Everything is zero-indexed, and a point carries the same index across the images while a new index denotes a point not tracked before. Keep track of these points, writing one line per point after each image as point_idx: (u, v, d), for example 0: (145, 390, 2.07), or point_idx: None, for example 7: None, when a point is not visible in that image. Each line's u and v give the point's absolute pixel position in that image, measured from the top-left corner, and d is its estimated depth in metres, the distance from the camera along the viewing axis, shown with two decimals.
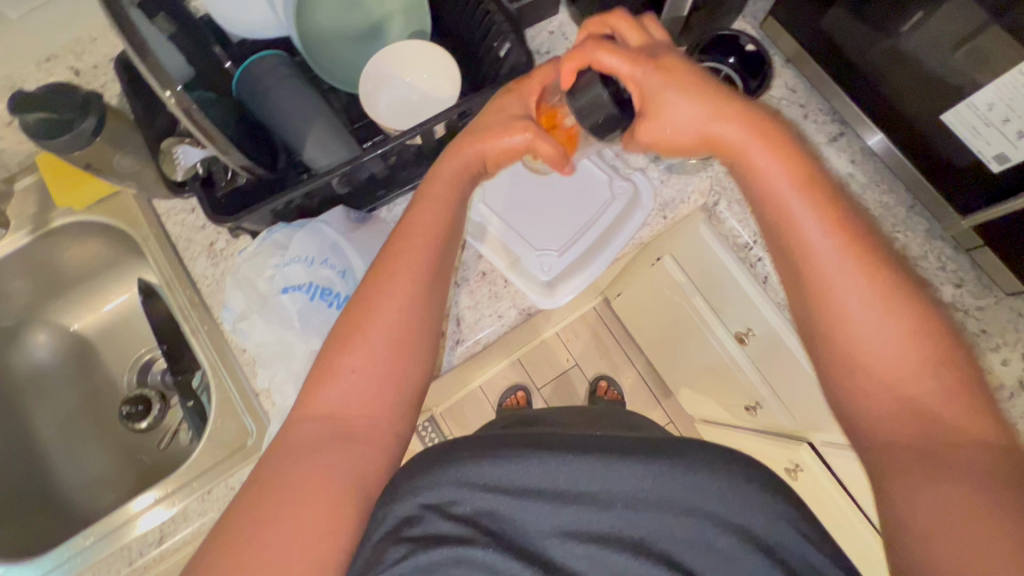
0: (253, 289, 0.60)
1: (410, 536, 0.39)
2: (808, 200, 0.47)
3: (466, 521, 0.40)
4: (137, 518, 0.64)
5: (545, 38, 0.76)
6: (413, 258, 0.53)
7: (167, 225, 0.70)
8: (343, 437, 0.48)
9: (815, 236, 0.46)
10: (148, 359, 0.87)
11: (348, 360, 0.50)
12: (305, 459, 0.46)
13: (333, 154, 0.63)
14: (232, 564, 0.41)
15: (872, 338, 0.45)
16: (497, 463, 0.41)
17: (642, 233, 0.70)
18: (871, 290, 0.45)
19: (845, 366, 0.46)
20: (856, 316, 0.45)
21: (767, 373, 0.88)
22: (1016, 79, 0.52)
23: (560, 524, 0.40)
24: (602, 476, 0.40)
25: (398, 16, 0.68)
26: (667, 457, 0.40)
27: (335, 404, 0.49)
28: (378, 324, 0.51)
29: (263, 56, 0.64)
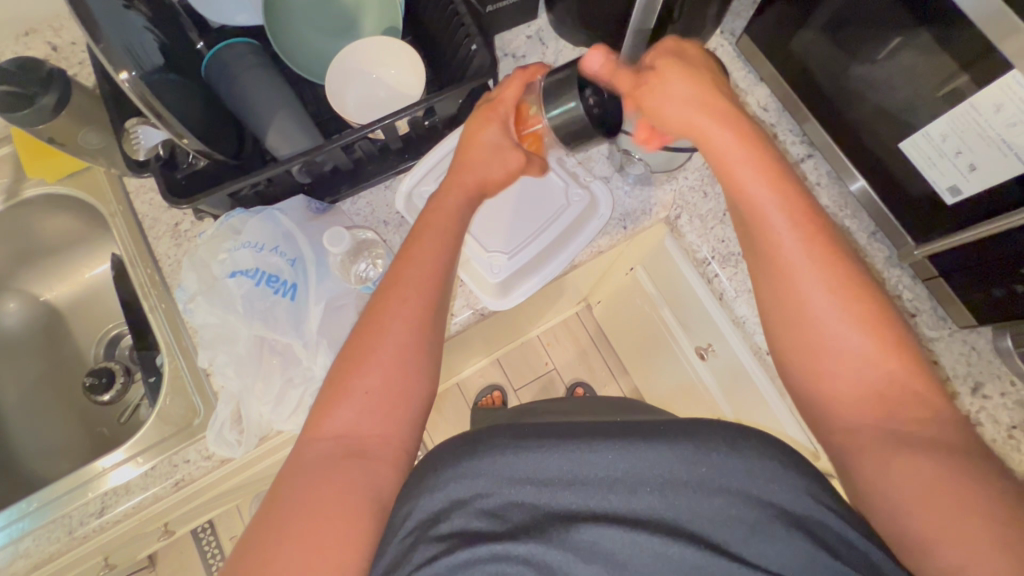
0: (206, 271, 0.61)
1: (440, 535, 0.41)
2: (804, 240, 0.49)
3: (491, 515, 0.42)
4: (106, 473, 0.65)
5: (522, 42, 0.77)
6: (425, 269, 0.54)
7: (135, 203, 0.71)
8: (356, 454, 0.48)
9: (803, 277, 0.49)
10: (115, 334, 0.89)
11: (360, 380, 0.50)
12: (325, 474, 0.47)
13: (295, 144, 0.64)
14: (261, 563, 0.42)
15: (862, 376, 0.47)
16: (518, 457, 0.43)
17: (600, 241, 0.71)
18: (862, 321, 0.47)
19: (831, 401, 0.48)
20: (850, 355, 0.47)
21: (726, 390, 0.88)
22: (968, 111, 0.52)
23: (564, 519, 0.41)
24: (575, 476, 0.42)
25: (374, 14, 0.70)
26: (622, 463, 0.42)
27: (348, 424, 0.49)
28: (388, 337, 0.51)
29: (233, 42, 0.65)
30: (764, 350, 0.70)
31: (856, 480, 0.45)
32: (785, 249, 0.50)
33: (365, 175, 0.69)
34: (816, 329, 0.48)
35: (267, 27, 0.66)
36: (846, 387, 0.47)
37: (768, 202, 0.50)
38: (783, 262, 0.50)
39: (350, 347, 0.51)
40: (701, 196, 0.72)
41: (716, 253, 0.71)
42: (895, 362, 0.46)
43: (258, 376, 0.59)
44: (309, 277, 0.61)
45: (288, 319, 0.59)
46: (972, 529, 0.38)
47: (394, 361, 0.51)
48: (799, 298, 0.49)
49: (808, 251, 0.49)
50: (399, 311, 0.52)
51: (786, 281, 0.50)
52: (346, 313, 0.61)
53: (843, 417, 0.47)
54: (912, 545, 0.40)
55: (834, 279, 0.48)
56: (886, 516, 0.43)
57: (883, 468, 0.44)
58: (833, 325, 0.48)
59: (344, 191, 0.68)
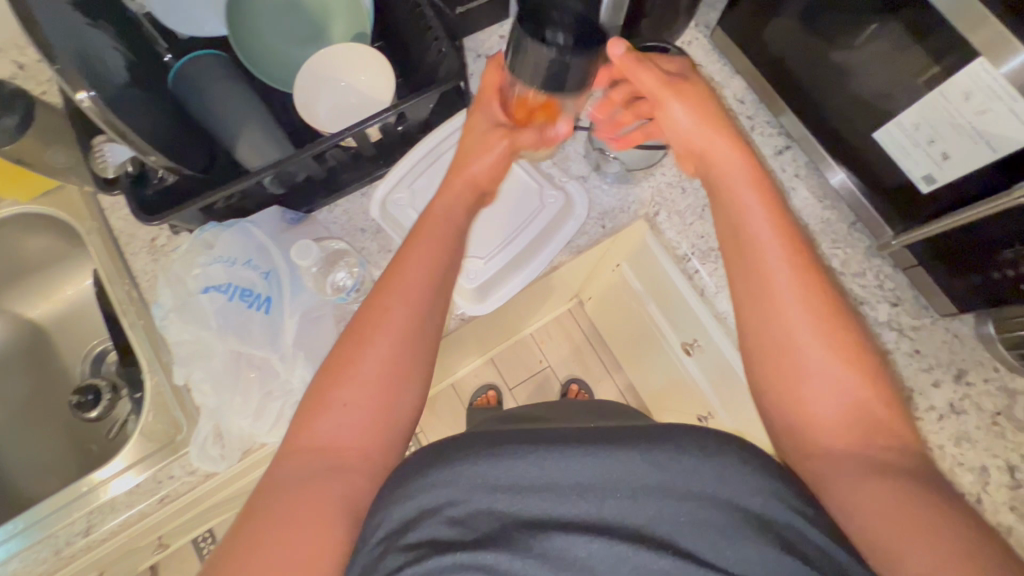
0: (181, 285, 0.61)
1: (409, 544, 0.40)
2: (790, 267, 0.50)
3: (461, 523, 0.41)
4: (105, 484, 0.64)
5: (495, 41, 0.76)
6: (413, 278, 0.52)
7: (111, 220, 0.71)
8: (335, 468, 0.47)
9: (785, 299, 0.49)
10: (100, 350, 0.89)
11: (340, 392, 0.49)
12: (302, 485, 0.46)
13: (265, 156, 0.64)
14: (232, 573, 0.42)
15: (836, 389, 0.47)
16: (491, 464, 0.42)
17: (579, 241, 0.71)
18: (837, 336, 0.48)
19: (802, 413, 0.48)
20: (825, 374, 0.48)
21: (714, 384, 0.87)
22: (937, 101, 0.51)
23: (535, 524, 0.40)
24: (546, 479, 0.42)
25: (342, 20, 0.70)
26: (596, 464, 0.42)
27: (326, 437, 0.48)
28: (373, 352, 0.50)
29: (199, 55, 0.64)
30: None
31: (825, 486, 0.45)
32: (771, 274, 0.50)
33: (340, 184, 0.68)
34: (794, 345, 0.49)
35: (233, 41, 0.67)
36: (823, 394, 0.47)
37: (759, 224, 0.52)
38: (768, 283, 0.50)
39: (337, 353, 0.51)
40: (680, 192, 0.71)
41: (695, 250, 0.71)
42: (864, 387, 0.47)
43: (235, 392, 0.59)
44: (283, 290, 0.61)
45: (263, 333, 0.59)
46: (933, 535, 0.39)
47: (375, 374, 0.49)
48: (782, 316, 0.49)
49: (797, 277, 0.50)
50: (385, 323, 0.51)
51: (771, 299, 0.50)
52: (322, 324, 0.62)
53: (814, 427, 0.48)
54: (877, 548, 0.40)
55: (816, 301, 0.49)
56: (854, 515, 0.43)
57: (854, 478, 0.44)
58: (810, 335, 0.48)
59: (320, 201, 0.68)
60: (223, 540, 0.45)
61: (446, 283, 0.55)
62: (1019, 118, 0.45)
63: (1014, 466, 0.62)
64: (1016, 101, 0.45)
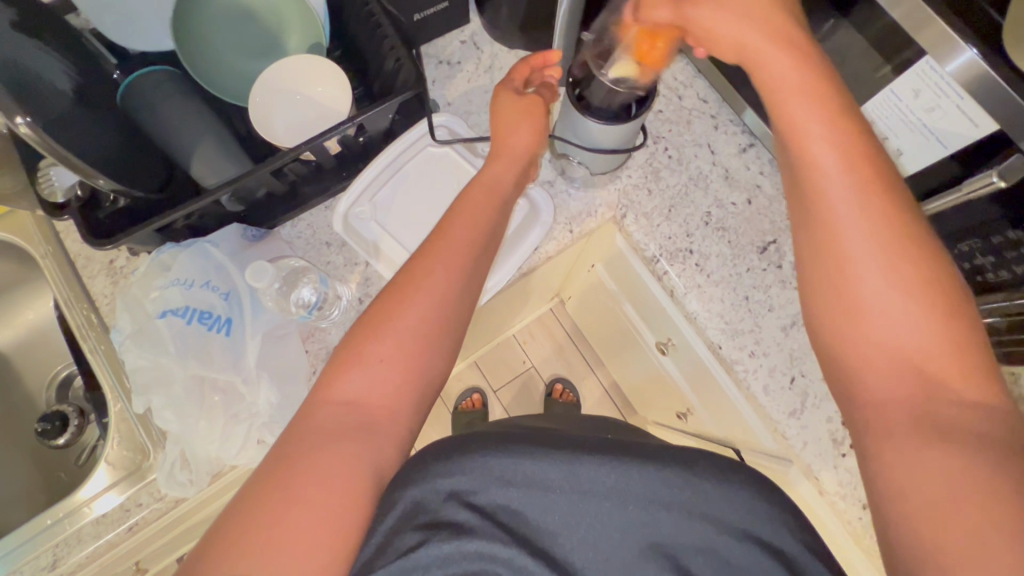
0: (138, 309, 0.59)
1: (423, 525, 0.40)
2: (862, 196, 0.43)
3: (481, 512, 0.41)
4: (90, 502, 0.63)
5: (457, 47, 0.75)
6: (452, 252, 0.52)
7: (66, 243, 0.69)
8: (362, 428, 0.46)
9: (851, 231, 0.43)
10: (66, 374, 0.87)
11: (377, 348, 0.48)
12: (334, 442, 0.45)
13: (222, 173, 0.62)
14: (253, 531, 0.40)
15: (908, 327, 0.41)
16: (509, 457, 0.42)
17: (547, 246, 0.71)
18: (905, 264, 0.42)
19: (861, 353, 0.44)
20: (894, 314, 0.42)
21: (690, 382, 0.88)
22: (888, 99, 0.52)
23: (548, 518, 0.42)
24: (562, 471, 0.42)
25: (297, 31, 0.68)
26: (597, 462, 0.42)
27: (361, 392, 0.47)
28: (411, 317, 0.49)
29: (149, 71, 0.62)
30: (717, 345, 0.69)
31: (874, 432, 0.42)
32: (836, 205, 0.44)
33: (302, 198, 0.67)
34: (858, 279, 0.43)
35: (180, 52, 0.64)
36: (882, 336, 0.42)
37: (824, 158, 0.44)
38: (830, 216, 0.44)
39: (366, 322, 0.50)
40: (646, 194, 0.72)
41: (663, 251, 0.70)
42: (940, 332, 0.41)
43: (199, 417, 0.57)
44: (244, 311, 0.60)
45: (225, 356, 0.58)
46: (975, 505, 0.36)
47: (410, 334, 0.48)
48: (844, 251, 0.44)
49: (870, 207, 0.43)
50: (425, 286, 0.50)
51: (838, 230, 0.44)
52: (286, 342, 0.61)
53: (867, 371, 0.43)
54: (898, 511, 0.39)
55: (890, 234, 0.42)
56: (891, 476, 0.40)
57: (902, 434, 0.40)
58: (866, 266, 0.43)
59: (282, 216, 0.66)
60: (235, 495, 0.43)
61: (484, 260, 0.54)
62: (965, 115, 0.46)
63: None
64: (962, 99, 0.45)
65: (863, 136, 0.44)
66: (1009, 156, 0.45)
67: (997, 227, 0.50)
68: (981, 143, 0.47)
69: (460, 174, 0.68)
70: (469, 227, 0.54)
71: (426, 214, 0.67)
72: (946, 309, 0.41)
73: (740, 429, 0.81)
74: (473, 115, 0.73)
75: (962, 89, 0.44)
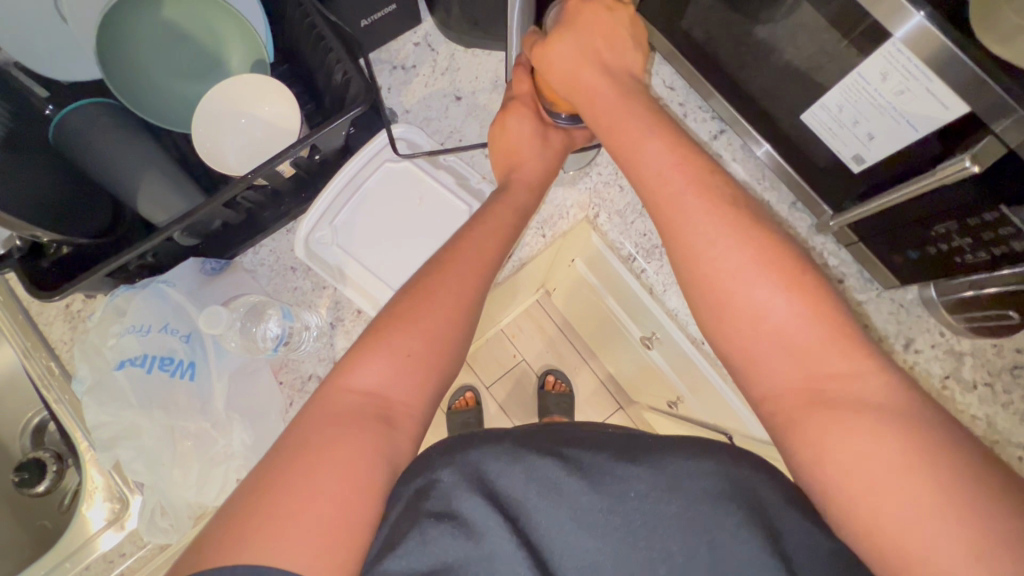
0: (99, 356, 0.57)
1: (432, 512, 0.40)
2: (698, 199, 0.46)
3: (491, 500, 0.40)
4: (74, 555, 0.62)
5: (410, 50, 0.71)
6: (466, 245, 0.51)
7: (19, 291, 0.66)
8: (381, 419, 0.44)
9: (702, 246, 0.45)
10: (38, 422, 0.85)
11: (402, 340, 0.46)
12: (350, 431, 0.43)
13: (170, 208, 0.59)
14: (265, 508, 0.38)
15: (786, 311, 0.43)
16: (525, 447, 0.43)
17: (521, 252, 0.69)
18: (758, 256, 0.44)
19: (752, 359, 0.44)
20: (768, 311, 0.43)
21: (678, 372, 0.87)
22: (856, 81, 0.50)
23: (551, 511, 0.41)
24: (574, 461, 0.42)
25: (235, 47, 0.64)
26: (591, 465, 0.42)
27: (379, 383, 0.45)
28: (436, 310, 0.48)
29: (80, 104, 0.58)
30: (699, 340, 0.68)
31: (800, 434, 0.41)
32: (677, 221, 0.46)
33: (260, 225, 0.64)
34: (728, 284, 0.44)
35: (111, 81, 0.60)
36: (764, 330, 0.43)
37: (669, 175, 0.47)
38: (689, 233, 0.46)
39: (392, 310, 0.48)
40: (617, 191, 0.69)
41: (640, 248, 0.69)
42: (812, 315, 0.42)
43: (174, 462, 0.55)
44: (208, 353, 0.57)
45: (192, 401, 0.56)
46: (923, 480, 0.36)
47: (439, 328, 0.47)
48: (704, 268, 0.45)
49: (714, 217, 0.45)
50: (454, 273, 0.50)
51: (695, 244, 0.45)
52: (258, 379, 0.59)
53: (767, 363, 0.43)
54: (858, 513, 0.37)
55: (738, 236, 0.44)
56: (832, 487, 0.39)
57: (823, 435, 0.40)
58: (733, 268, 0.44)
59: (240, 245, 0.63)
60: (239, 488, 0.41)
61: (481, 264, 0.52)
62: (935, 97, 0.44)
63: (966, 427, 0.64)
64: (932, 81, 0.43)
65: (697, 157, 0.48)
66: (981, 139, 0.44)
67: (973, 209, 0.48)
68: (953, 125, 0.45)
69: (423, 188, 0.65)
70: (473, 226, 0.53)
71: (390, 231, 0.65)
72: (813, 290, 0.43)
73: (731, 418, 0.80)
74: (433, 121, 0.70)
75: (931, 71, 0.43)
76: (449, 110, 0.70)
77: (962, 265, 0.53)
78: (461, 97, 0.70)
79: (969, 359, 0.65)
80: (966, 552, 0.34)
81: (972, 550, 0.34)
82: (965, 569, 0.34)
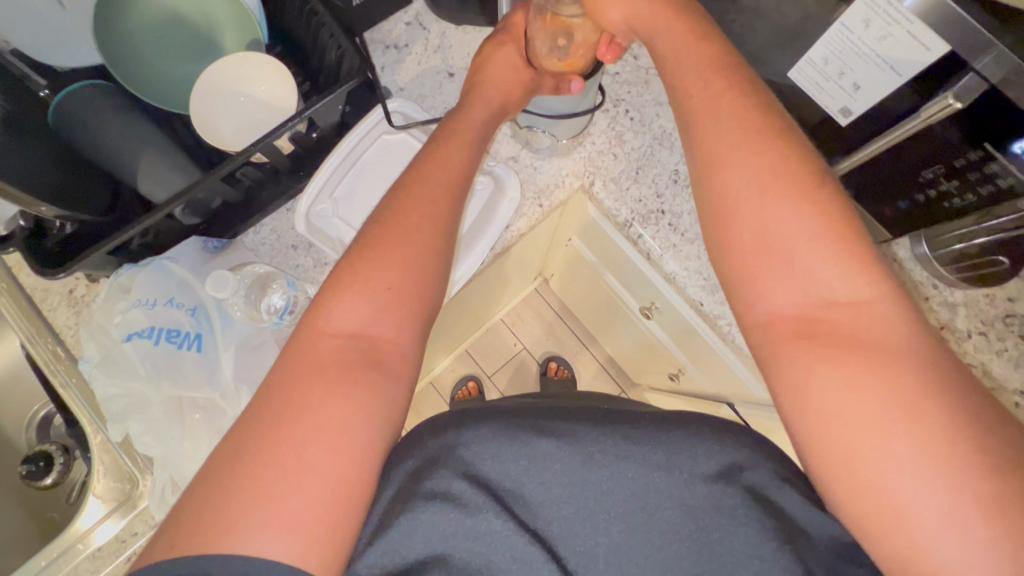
0: (105, 336, 0.57)
1: (422, 493, 0.42)
2: (730, 101, 0.48)
3: (477, 483, 0.43)
4: (85, 538, 0.62)
5: (402, 29, 0.72)
6: (438, 189, 0.50)
7: (20, 278, 0.66)
8: (370, 363, 0.44)
9: (726, 146, 0.47)
10: (45, 414, 0.86)
11: (386, 275, 0.46)
12: (336, 384, 0.42)
13: (172, 187, 0.60)
14: (245, 468, 0.39)
15: (804, 220, 0.43)
16: (510, 430, 0.45)
17: (518, 223, 0.70)
18: (783, 164, 0.45)
19: (754, 280, 0.45)
20: (781, 223, 0.44)
21: (678, 342, 0.87)
22: (839, 33, 0.51)
23: (532, 486, 0.43)
24: (560, 439, 0.44)
25: (230, 30, 0.65)
26: (573, 439, 0.44)
27: (363, 323, 0.45)
28: (410, 254, 0.47)
29: (77, 88, 0.58)
30: (698, 302, 0.69)
31: (783, 376, 0.42)
32: (706, 122, 0.48)
33: (259, 204, 0.65)
34: (745, 193, 0.45)
35: (108, 63, 0.61)
36: (770, 240, 0.44)
37: (699, 100, 0.48)
38: (709, 159, 0.47)
39: (362, 244, 0.47)
40: (612, 158, 0.70)
41: (635, 215, 0.70)
42: (826, 231, 0.43)
43: (182, 437, 0.56)
44: (213, 325, 0.58)
45: (200, 373, 0.57)
46: (898, 437, 0.37)
47: (422, 271, 0.47)
48: (724, 175, 0.46)
49: (738, 129, 0.46)
50: (422, 218, 0.48)
51: (716, 162, 0.47)
52: (262, 352, 0.59)
53: (777, 278, 0.44)
54: (836, 469, 0.39)
55: (758, 157, 0.45)
56: (811, 433, 0.40)
57: (806, 377, 0.41)
58: (752, 182, 0.45)
59: (241, 224, 0.64)
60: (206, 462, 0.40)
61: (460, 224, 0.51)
62: (917, 40, 0.46)
63: None
64: (912, 23, 0.45)
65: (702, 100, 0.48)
66: (964, 76, 0.45)
67: (955, 150, 0.50)
68: (935, 65, 0.46)
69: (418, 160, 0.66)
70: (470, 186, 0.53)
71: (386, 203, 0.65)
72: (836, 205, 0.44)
73: (733, 383, 0.81)
74: (428, 98, 0.71)
75: (912, 14, 0.44)
76: (442, 86, 0.71)
77: (949, 207, 0.55)
78: (454, 74, 0.71)
79: (962, 309, 0.66)
80: (942, 489, 0.36)
81: (942, 505, 0.35)
82: (937, 502, 0.36)
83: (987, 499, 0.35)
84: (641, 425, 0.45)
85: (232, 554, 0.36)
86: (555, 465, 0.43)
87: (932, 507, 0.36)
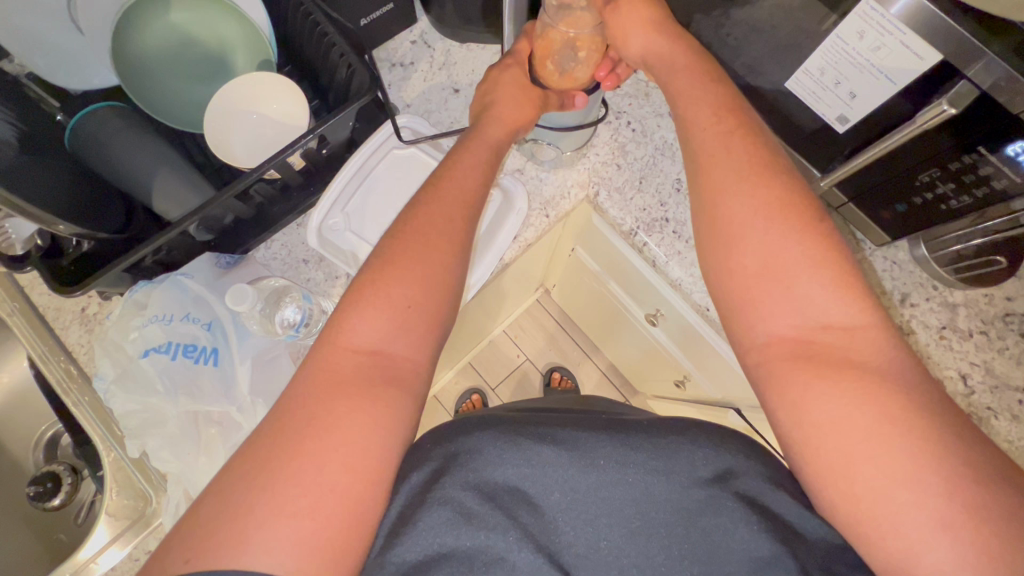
0: (120, 352, 0.58)
1: (436, 502, 0.42)
2: (727, 136, 0.51)
3: (489, 496, 0.43)
4: (94, 560, 0.61)
5: (408, 48, 0.74)
6: (446, 208, 0.51)
7: (32, 295, 0.66)
8: (388, 377, 0.45)
9: (729, 167, 0.50)
10: (51, 434, 0.86)
11: (404, 289, 0.47)
12: (357, 399, 0.43)
13: (185, 204, 0.61)
14: (268, 483, 0.39)
15: (794, 243, 0.46)
16: (520, 442, 0.45)
17: (527, 233, 0.71)
18: (772, 194, 0.48)
19: (755, 301, 0.47)
20: (775, 249, 0.47)
21: (685, 349, 0.88)
22: (834, 44, 0.53)
23: (545, 496, 0.44)
24: (574, 449, 0.44)
25: (241, 49, 0.67)
26: (585, 449, 0.44)
27: (382, 340, 0.46)
28: (423, 272, 0.48)
29: (94, 109, 0.60)
30: (705, 307, 0.70)
31: (782, 392, 0.44)
32: (710, 152, 0.51)
33: (272, 218, 0.66)
34: (739, 225, 0.48)
35: (124, 83, 0.62)
36: (767, 261, 0.47)
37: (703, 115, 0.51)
38: (715, 176, 0.50)
39: (382, 258, 0.48)
40: (615, 169, 0.72)
41: (640, 223, 0.71)
42: (814, 257, 0.46)
43: (198, 450, 0.57)
44: (228, 340, 0.59)
45: (216, 388, 0.57)
46: (893, 454, 0.39)
47: (439, 286, 0.48)
48: (725, 199, 0.49)
49: (733, 160, 0.50)
50: (432, 236, 0.49)
51: (717, 187, 0.50)
52: (278, 364, 0.60)
53: (770, 297, 0.46)
54: (831, 474, 0.41)
55: (751, 185, 0.49)
56: (808, 449, 0.42)
57: (801, 393, 0.43)
58: (745, 214, 0.48)
59: (254, 239, 0.66)
60: (225, 475, 0.41)
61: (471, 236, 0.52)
62: (911, 50, 0.47)
63: (965, 374, 0.66)
64: (905, 34, 0.47)
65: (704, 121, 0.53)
66: (957, 83, 0.47)
67: (949, 155, 0.51)
68: (930, 74, 0.48)
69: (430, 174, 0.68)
70: (478, 200, 0.54)
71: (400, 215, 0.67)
72: (823, 229, 0.47)
73: (743, 389, 0.81)
74: (434, 113, 0.72)
75: (904, 25, 0.46)
76: (448, 102, 0.73)
77: (947, 209, 0.56)
78: (459, 90, 0.73)
79: (962, 310, 0.67)
80: (930, 495, 0.38)
81: (935, 518, 0.37)
82: (927, 508, 0.38)
83: (978, 511, 0.37)
84: (661, 432, 0.46)
85: (256, 570, 0.37)
86: (566, 474, 0.44)
87: (918, 510, 0.38)
